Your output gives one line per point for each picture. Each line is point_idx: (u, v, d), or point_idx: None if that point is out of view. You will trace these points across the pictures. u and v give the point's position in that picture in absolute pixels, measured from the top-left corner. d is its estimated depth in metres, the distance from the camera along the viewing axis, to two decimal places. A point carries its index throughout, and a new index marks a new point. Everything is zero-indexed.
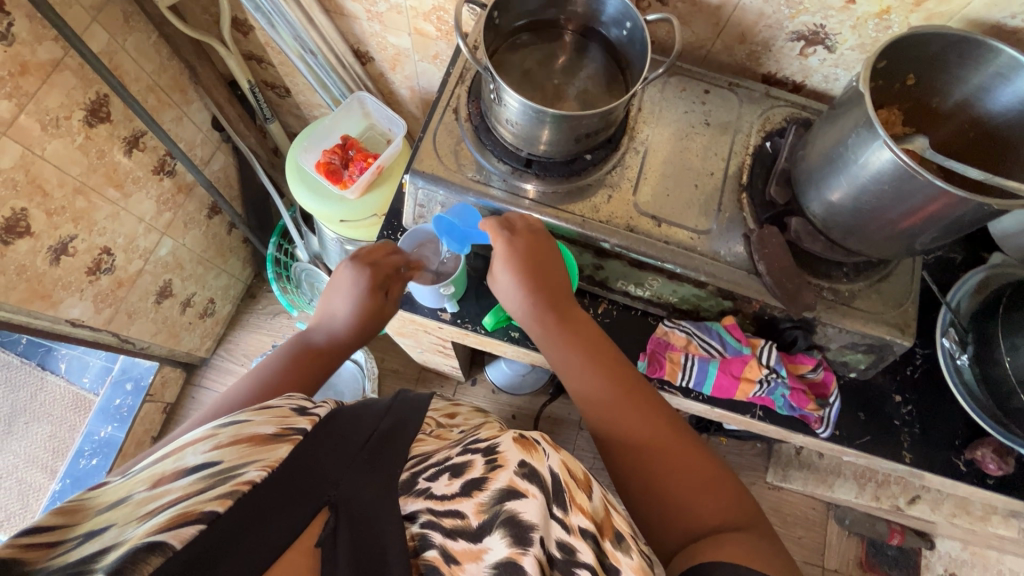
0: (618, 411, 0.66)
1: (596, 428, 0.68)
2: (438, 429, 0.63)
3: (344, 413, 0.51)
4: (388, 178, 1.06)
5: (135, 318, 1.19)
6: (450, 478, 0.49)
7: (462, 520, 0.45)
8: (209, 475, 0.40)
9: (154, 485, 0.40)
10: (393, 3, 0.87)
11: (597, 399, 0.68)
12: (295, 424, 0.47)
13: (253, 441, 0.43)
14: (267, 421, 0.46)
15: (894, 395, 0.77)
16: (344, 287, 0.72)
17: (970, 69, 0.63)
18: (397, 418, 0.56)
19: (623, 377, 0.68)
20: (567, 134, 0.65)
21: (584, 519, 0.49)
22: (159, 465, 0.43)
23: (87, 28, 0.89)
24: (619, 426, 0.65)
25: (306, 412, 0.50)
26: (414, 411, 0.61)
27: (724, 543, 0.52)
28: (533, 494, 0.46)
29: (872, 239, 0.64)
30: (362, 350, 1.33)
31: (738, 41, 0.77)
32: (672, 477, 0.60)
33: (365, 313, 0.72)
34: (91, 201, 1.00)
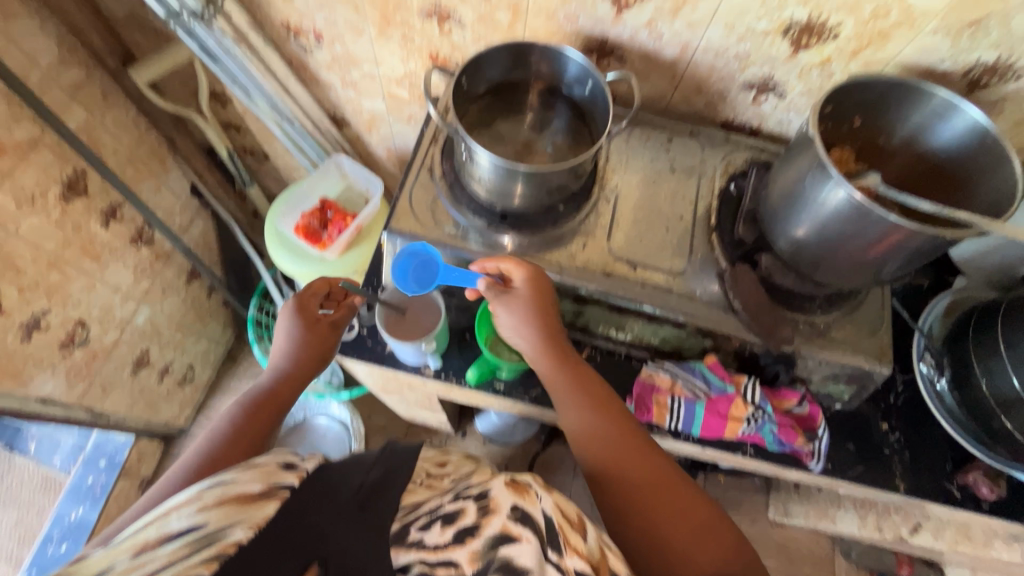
0: (616, 438, 0.66)
1: (588, 459, 0.67)
2: (431, 477, 0.57)
3: (332, 466, 0.51)
4: (367, 238, 1.07)
5: (110, 391, 1.16)
6: (443, 526, 0.46)
7: (456, 570, 0.42)
8: (195, 540, 0.39)
9: (137, 555, 0.39)
10: (366, 70, 0.91)
11: (593, 431, 0.67)
12: (281, 480, 0.46)
13: (239, 500, 0.43)
14: (254, 478, 0.45)
15: (881, 423, 0.77)
16: (282, 324, 0.73)
17: (911, 109, 0.68)
18: (387, 468, 0.54)
19: (614, 407, 0.69)
20: (538, 186, 0.67)
21: (579, 561, 0.45)
22: (142, 532, 0.41)
23: (66, 107, 0.91)
24: (615, 455, 0.65)
25: (293, 467, 0.49)
26: (403, 455, 0.58)
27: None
28: (526, 539, 0.44)
29: (840, 270, 0.66)
30: (348, 409, 1.32)
31: (695, 92, 0.82)
32: (673, 510, 0.59)
33: (309, 346, 0.71)
34: (66, 274, 0.99)
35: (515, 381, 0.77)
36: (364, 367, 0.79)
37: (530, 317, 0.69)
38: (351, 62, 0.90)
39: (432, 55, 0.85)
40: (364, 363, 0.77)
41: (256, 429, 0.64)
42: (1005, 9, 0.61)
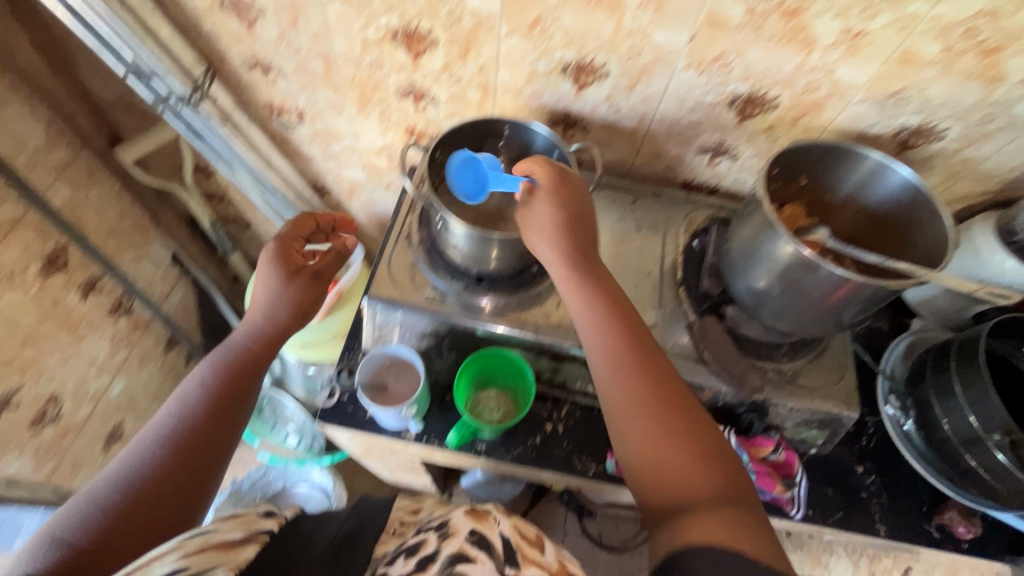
0: (636, 362, 0.61)
1: (606, 381, 0.61)
2: (402, 525, 0.59)
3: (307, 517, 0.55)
4: (347, 304, 1.06)
5: (81, 468, 1.12)
6: (405, 559, 0.48)
7: None
8: None
9: None
10: (346, 143, 0.96)
11: (618, 350, 0.62)
12: (261, 528, 0.49)
13: (220, 546, 0.45)
14: (234, 527, 0.48)
15: (856, 466, 0.79)
16: (267, 270, 0.75)
17: (850, 169, 0.74)
18: (359, 518, 0.57)
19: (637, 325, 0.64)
20: (511, 250, 0.70)
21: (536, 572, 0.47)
22: None
23: (50, 187, 0.93)
24: (631, 373, 0.60)
25: (273, 515, 0.53)
26: (374, 508, 0.61)
27: (710, 517, 0.50)
28: (481, 559, 0.47)
29: (800, 319, 0.70)
30: (330, 475, 1.27)
31: (655, 157, 0.88)
32: (672, 437, 0.57)
33: (297, 294, 0.74)
34: (40, 349, 0.98)
35: (497, 441, 0.78)
36: (347, 435, 0.80)
37: (557, 227, 0.66)
38: (332, 136, 0.95)
39: (408, 129, 0.90)
40: (346, 429, 0.78)
41: (232, 398, 0.66)
42: (921, 82, 0.68)
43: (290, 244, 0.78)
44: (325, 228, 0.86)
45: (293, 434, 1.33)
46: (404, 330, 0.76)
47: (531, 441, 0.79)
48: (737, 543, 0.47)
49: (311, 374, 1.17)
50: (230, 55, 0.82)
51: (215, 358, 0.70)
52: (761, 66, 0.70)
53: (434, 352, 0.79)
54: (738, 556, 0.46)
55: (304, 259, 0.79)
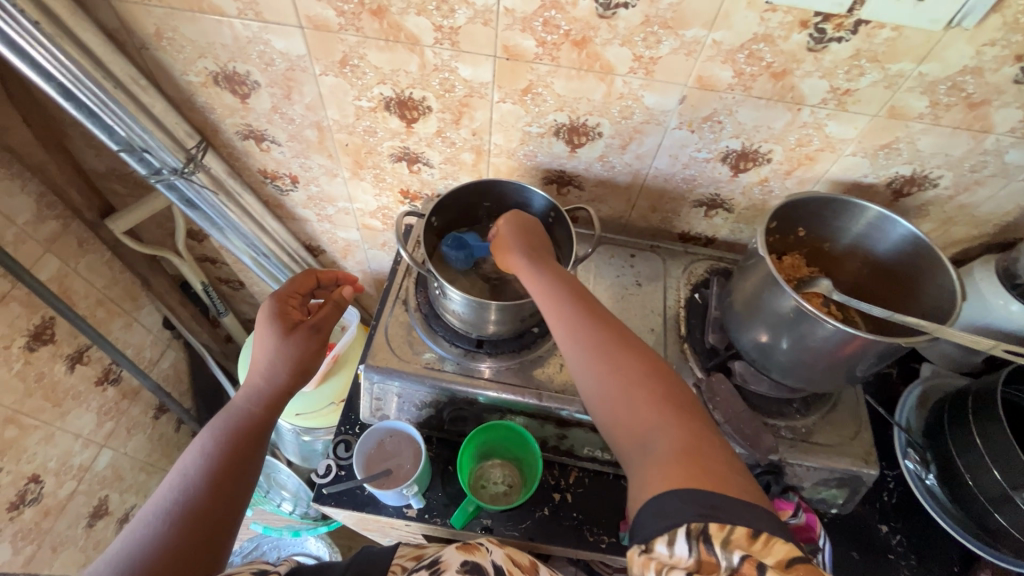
0: (578, 318, 0.57)
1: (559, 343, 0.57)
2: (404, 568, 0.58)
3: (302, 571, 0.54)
4: (344, 366, 1.04)
5: (62, 550, 1.05)
6: None
7: None
8: None
9: None
10: (341, 206, 0.96)
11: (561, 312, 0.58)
12: None
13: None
14: None
15: (880, 525, 0.75)
16: (266, 328, 0.69)
17: (848, 221, 0.73)
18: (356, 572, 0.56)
19: (577, 286, 0.61)
20: (512, 315, 0.69)
21: None
22: None
23: (39, 259, 0.92)
24: (571, 334, 0.56)
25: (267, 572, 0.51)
26: (369, 557, 0.60)
27: (661, 459, 0.45)
28: None
29: (810, 375, 0.68)
30: (326, 543, 1.21)
31: (651, 211, 0.88)
32: (621, 383, 0.51)
33: (298, 349, 0.68)
34: (23, 427, 0.94)
35: (502, 515, 0.74)
36: (343, 514, 0.75)
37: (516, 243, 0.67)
38: (326, 200, 0.95)
39: (403, 191, 0.90)
40: (343, 509, 0.73)
41: (240, 457, 0.58)
42: (910, 135, 0.69)
43: (289, 300, 0.73)
44: (329, 285, 0.81)
45: (288, 500, 1.27)
46: (403, 400, 0.73)
47: (538, 513, 0.74)
48: (689, 482, 0.42)
49: (305, 440, 1.12)
50: (224, 126, 0.82)
51: (218, 425, 0.60)
52: (751, 124, 0.71)
53: (436, 422, 0.76)
54: (689, 499, 0.41)
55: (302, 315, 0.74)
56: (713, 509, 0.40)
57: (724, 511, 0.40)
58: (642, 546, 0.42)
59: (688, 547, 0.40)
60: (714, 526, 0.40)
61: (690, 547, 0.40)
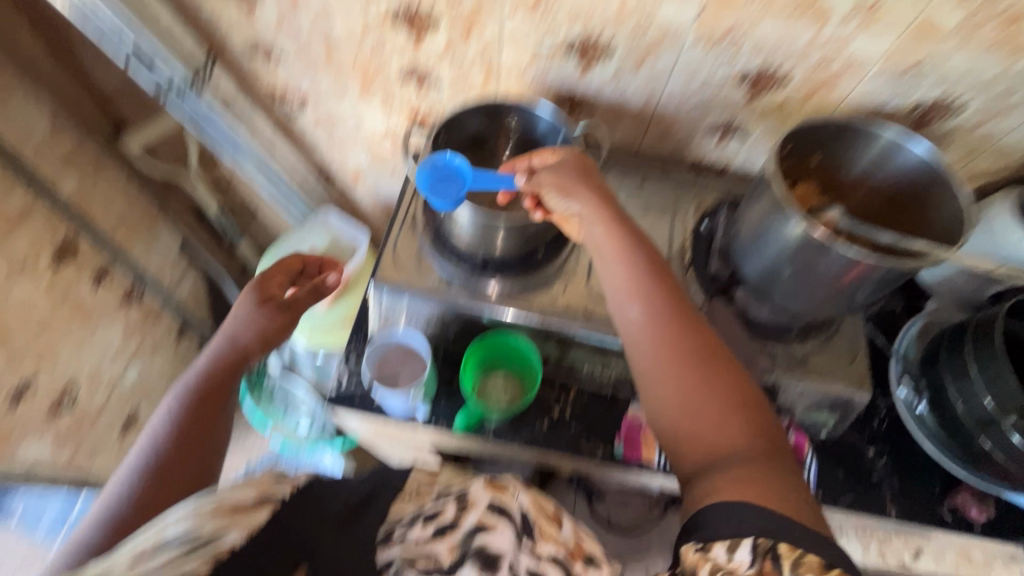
0: (677, 322, 0.57)
1: (648, 342, 0.58)
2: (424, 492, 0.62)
3: (320, 484, 0.58)
4: (353, 290, 1.07)
5: (98, 454, 1.14)
6: (424, 524, 0.51)
7: (436, 561, 0.48)
8: (189, 544, 0.46)
9: (135, 562, 0.45)
10: (349, 129, 0.95)
11: (660, 312, 0.58)
12: (275, 492, 0.54)
13: (232, 509, 0.50)
14: (248, 489, 0.52)
15: (868, 448, 0.78)
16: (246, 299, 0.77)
17: (864, 146, 0.71)
18: (376, 485, 0.60)
19: (674, 287, 0.60)
20: (517, 234, 0.70)
21: (553, 547, 0.50)
22: (140, 540, 0.47)
23: (58, 177, 0.94)
24: (659, 333, 0.57)
25: (285, 480, 0.56)
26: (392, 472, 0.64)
27: (746, 478, 0.48)
28: (501, 527, 0.50)
29: (811, 301, 0.68)
30: (342, 460, 1.32)
31: (663, 137, 0.86)
32: (701, 394, 0.54)
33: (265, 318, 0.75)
34: (55, 339, 0.99)
35: (505, 424, 0.79)
36: (356, 419, 0.81)
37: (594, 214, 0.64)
38: (335, 121, 0.94)
39: (411, 112, 0.89)
40: (354, 412, 0.79)
41: (210, 410, 0.65)
42: (939, 55, 0.66)
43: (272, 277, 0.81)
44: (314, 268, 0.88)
45: (305, 420, 1.34)
46: (411, 316, 0.77)
47: (538, 425, 0.79)
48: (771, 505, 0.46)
49: (320, 361, 1.18)
50: (230, 40, 0.81)
51: (180, 388, 0.67)
52: (772, 41, 0.68)
53: (442, 338, 0.80)
54: (771, 519, 0.45)
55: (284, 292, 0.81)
56: (791, 533, 0.44)
57: (803, 539, 0.44)
58: (699, 546, 0.45)
59: (750, 557, 0.43)
60: (785, 547, 0.43)
61: (753, 557, 0.43)
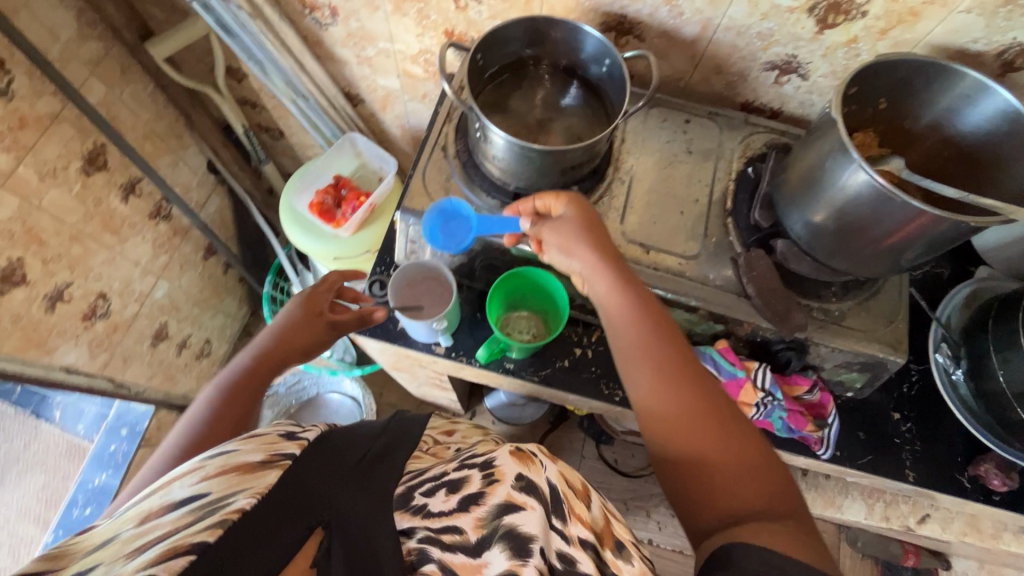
0: (685, 385, 0.59)
1: (657, 409, 0.59)
2: (436, 447, 0.62)
3: (335, 435, 0.50)
4: (380, 215, 1.07)
5: (131, 362, 1.19)
6: (447, 493, 0.49)
7: (460, 536, 0.45)
8: (196, 508, 0.40)
9: (141, 522, 0.40)
10: (381, 47, 0.90)
11: (668, 375, 0.59)
12: (283, 450, 0.46)
13: (241, 470, 0.43)
14: (256, 448, 0.46)
15: (893, 412, 0.77)
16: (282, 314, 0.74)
17: (938, 92, 0.65)
18: (392, 438, 0.55)
19: (671, 338, 0.62)
20: (552, 168, 0.66)
21: (582, 529, 0.51)
22: (146, 502, 0.42)
23: (85, 82, 0.92)
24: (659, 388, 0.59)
25: (295, 436, 0.49)
26: (410, 430, 0.59)
27: (769, 527, 0.48)
28: (531, 506, 0.47)
29: (855, 258, 0.65)
30: (360, 386, 1.35)
31: (715, 72, 0.80)
32: (706, 446, 0.55)
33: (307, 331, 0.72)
34: (87, 248, 1.01)
35: (524, 361, 0.79)
36: (378, 346, 0.82)
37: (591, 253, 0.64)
38: (367, 38, 0.89)
39: (447, 32, 0.84)
40: (376, 340, 0.79)
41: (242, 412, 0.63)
42: None
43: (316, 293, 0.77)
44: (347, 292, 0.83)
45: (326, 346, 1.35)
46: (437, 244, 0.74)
47: (558, 364, 0.79)
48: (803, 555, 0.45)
49: None
50: None
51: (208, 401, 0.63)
52: None
53: (467, 270, 0.79)
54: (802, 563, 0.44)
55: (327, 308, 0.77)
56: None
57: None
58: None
59: None
60: None
61: None
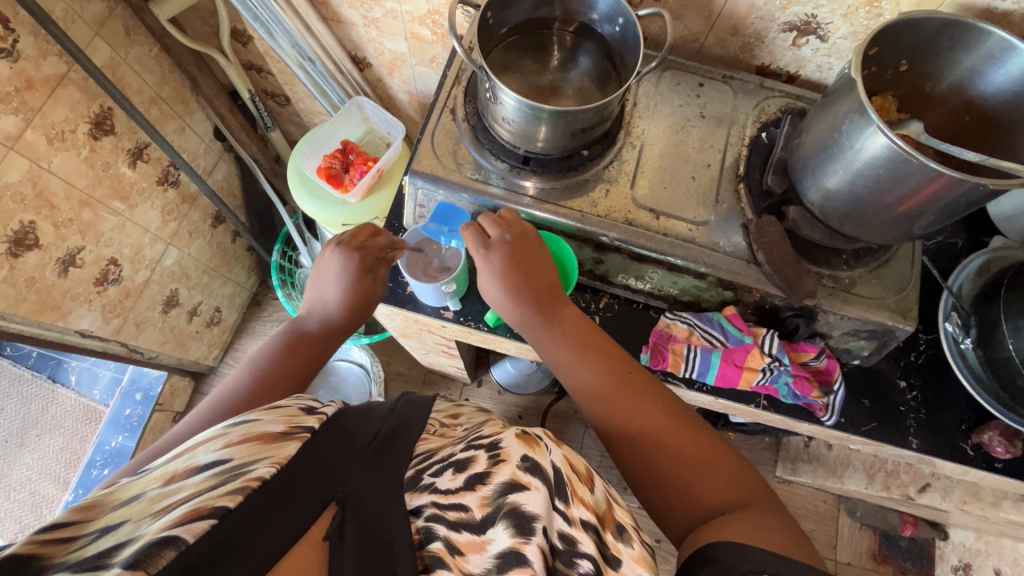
0: (618, 404, 0.64)
1: (598, 427, 0.66)
2: (442, 428, 0.63)
3: (351, 411, 0.52)
4: (388, 182, 1.07)
5: (144, 328, 1.21)
6: (454, 473, 0.49)
7: (466, 513, 0.46)
8: (220, 472, 0.40)
9: (167, 483, 0.41)
10: (389, 8, 0.87)
11: (597, 398, 0.66)
12: (303, 422, 0.48)
13: (262, 439, 0.44)
14: (276, 420, 0.47)
15: (899, 380, 0.77)
16: (332, 274, 0.73)
17: (962, 52, 0.62)
18: (399, 420, 0.57)
19: (601, 351, 0.68)
20: (563, 130, 0.65)
21: (584, 511, 0.50)
22: (172, 463, 0.43)
23: (90, 43, 0.91)
24: (595, 403, 0.66)
25: (315, 411, 0.50)
26: (420, 412, 0.61)
27: (735, 521, 0.52)
28: (536, 487, 0.47)
29: (870, 224, 0.64)
30: (368, 353, 1.36)
31: (731, 33, 0.78)
32: (641, 452, 0.61)
33: (356, 300, 0.73)
34: (98, 213, 1.02)
35: None
36: (387, 310, 0.83)
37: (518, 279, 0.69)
38: None
39: None
40: (385, 304, 0.80)
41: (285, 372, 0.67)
42: None
43: (367, 255, 0.74)
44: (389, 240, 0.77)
45: None
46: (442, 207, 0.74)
47: None
48: (763, 542, 0.48)
49: None
50: None
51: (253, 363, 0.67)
52: None
53: None
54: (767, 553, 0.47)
55: (376, 270, 0.75)
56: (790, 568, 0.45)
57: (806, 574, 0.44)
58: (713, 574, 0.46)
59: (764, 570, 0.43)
60: None
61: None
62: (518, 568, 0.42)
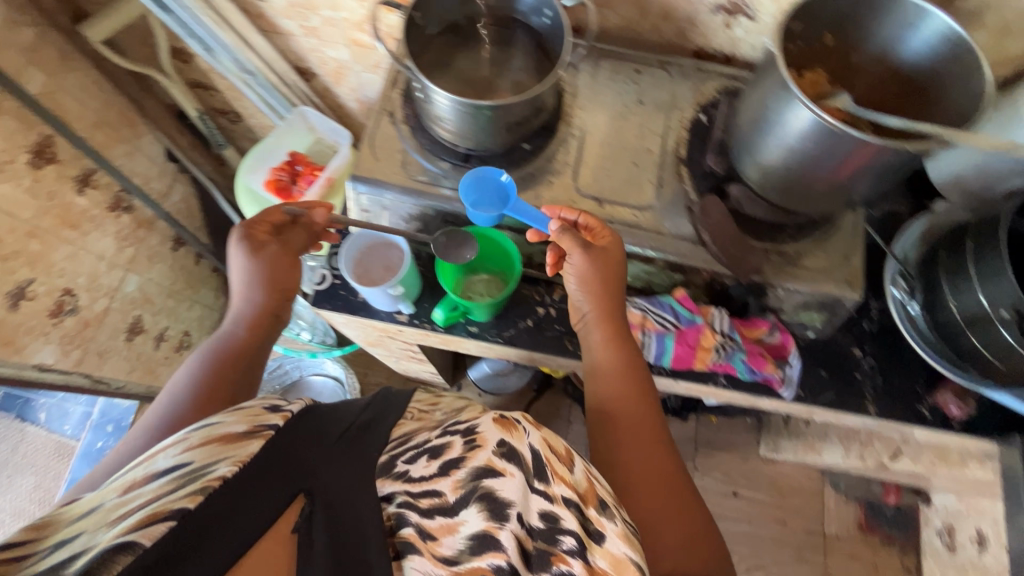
0: (623, 393, 0.67)
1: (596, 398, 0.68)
2: (419, 411, 0.62)
3: (317, 409, 0.50)
4: (338, 190, 1.08)
5: (108, 357, 1.18)
6: (428, 460, 0.48)
7: (439, 499, 0.46)
8: (179, 475, 0.40)
9: (125, 491, 0.40)
10: (325, 15, 0.87)
11: (610, 376, 0.69)
12: (267, 421, 0.46)
13: (223, 440, 0.43)
14: (239, 419, 0.45)
15: (854, 349, 0.78)
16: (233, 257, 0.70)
17: (882, 21, 0.63)
18: (377, 411, 0.55)
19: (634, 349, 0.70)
20: (497, 125, 0.65)
21: (566, 488, 0.49)
22: (132, 471, 0.42)
23: (23, 70, 0.89)
24: (616, 384, 0.67)
25: (279, 409, 0.48)
26: (391, 399, 0.60)
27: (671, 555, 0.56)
28: (511, 474, 0.47)
29: (811, 196, 0.64)
30: (341, 364, 1.36)
31: (663, 19, 0.79)
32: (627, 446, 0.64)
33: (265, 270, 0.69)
34: (46, 243, 0.99)
35: (489, 323, 0.80)
36: (342, 319, 0.82)
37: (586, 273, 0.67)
38: (309, 7, 0.86)
39: None
40: (337, 313, 0.79)
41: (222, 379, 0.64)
42: None
43: (254, 229, 0.71)
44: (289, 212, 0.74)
45: (306, 329, 1.35)
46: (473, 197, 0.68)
47: (522, 324, 0.80)
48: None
49: None
50: None
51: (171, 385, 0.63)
52: None
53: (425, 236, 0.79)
54: None
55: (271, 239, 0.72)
56: None
57: None
58: None
59: None
60: None
61: None
62: (494, 552, 0.42)
